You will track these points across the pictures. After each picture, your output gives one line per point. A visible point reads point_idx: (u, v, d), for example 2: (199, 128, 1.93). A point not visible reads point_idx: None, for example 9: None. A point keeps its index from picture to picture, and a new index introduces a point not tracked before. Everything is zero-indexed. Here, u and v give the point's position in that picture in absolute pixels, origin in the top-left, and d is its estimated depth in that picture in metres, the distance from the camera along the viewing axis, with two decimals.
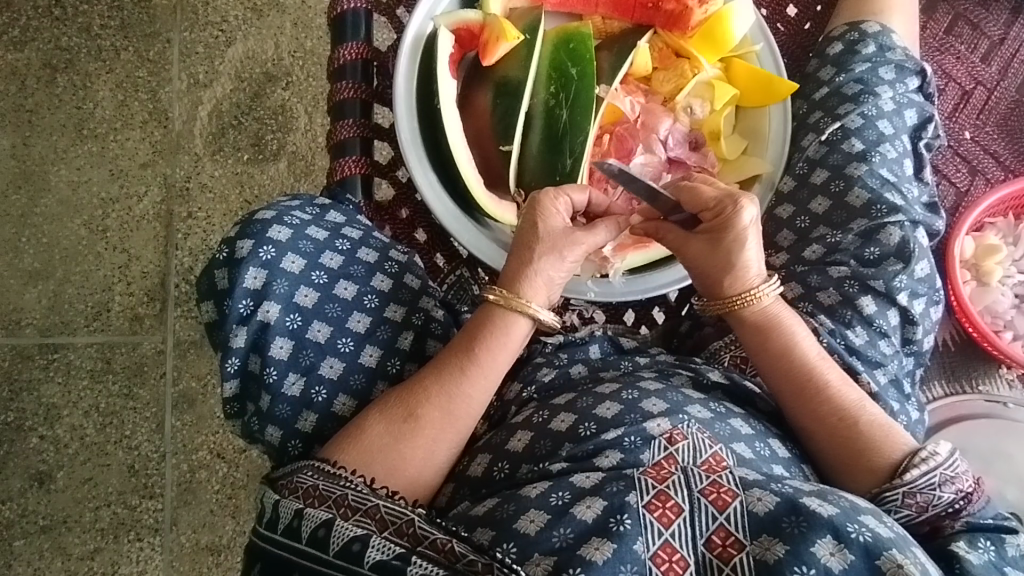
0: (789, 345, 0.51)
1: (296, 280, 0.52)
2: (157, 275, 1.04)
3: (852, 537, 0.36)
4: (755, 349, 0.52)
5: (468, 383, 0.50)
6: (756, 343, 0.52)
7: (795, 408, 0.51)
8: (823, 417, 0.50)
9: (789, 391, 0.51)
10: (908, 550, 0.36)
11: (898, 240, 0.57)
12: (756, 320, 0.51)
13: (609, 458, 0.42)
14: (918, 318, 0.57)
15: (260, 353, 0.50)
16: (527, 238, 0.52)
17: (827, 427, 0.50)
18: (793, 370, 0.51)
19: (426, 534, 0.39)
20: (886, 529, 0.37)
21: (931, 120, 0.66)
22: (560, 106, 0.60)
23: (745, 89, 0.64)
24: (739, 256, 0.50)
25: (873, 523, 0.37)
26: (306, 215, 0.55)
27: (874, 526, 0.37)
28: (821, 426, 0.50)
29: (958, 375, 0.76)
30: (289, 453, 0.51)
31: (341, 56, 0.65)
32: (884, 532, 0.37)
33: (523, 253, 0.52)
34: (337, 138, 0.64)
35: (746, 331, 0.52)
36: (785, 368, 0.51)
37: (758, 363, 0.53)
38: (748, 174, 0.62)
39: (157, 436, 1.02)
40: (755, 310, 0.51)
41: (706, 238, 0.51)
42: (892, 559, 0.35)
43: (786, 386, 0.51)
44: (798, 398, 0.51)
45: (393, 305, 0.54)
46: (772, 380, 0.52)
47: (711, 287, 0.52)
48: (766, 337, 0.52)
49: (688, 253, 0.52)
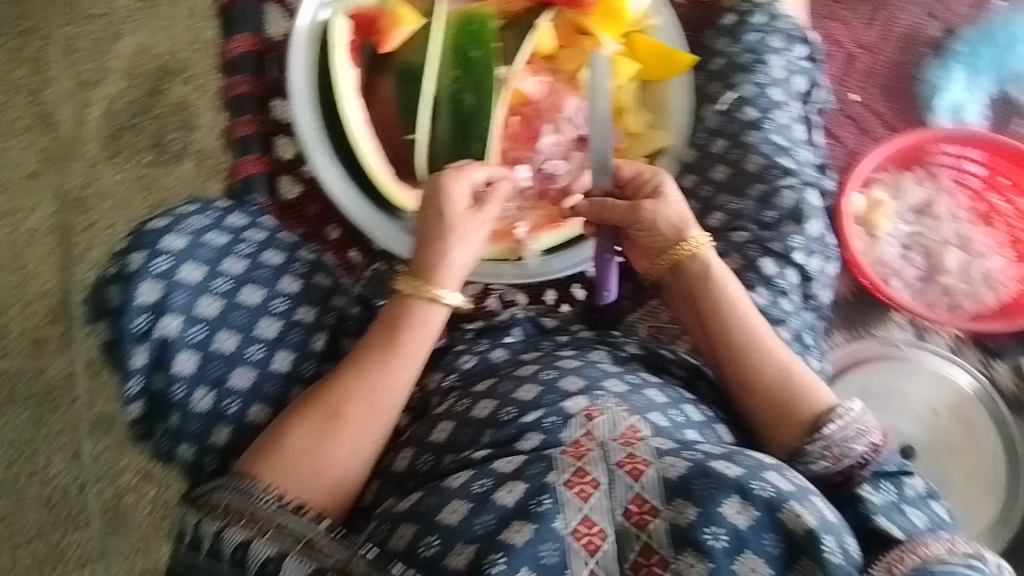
0: (734, 294, 0.54)
1: (195, 291, 0.50)
2: (57, 295, 0.97)
3: (756, 494, 0.38)
4: (710, 301, 0.54)
5: (387, 373, 0.50)
6: (709, 293, 0.54)
7: (730, 367, 0.53)
8: (757, 373, 0.52)
9: (726, 349, 0.53)
10: (808, 500, 0.38)
11: (792, 202, 0.60)
12: (713, 267, 0.55)
13: (530, 440, 0.43)
14: (815, 275, 0.61)
15: (163, 371, 0.48)
16: (432, 226, 0.52)
17: (760, 382, 0.51)
18: (731, 327, 0.53)
19: (332, 551, 0.39)
20: (788, 483, 0.39)
21: (818, 85, 0.68)
22: (464, 90, 0.60)
23: (647, 63, 0.65)
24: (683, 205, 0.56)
25: (776, 478, 0.39)
26: (204, 221, 0.53)
27: (777, 481, 0.39)
28: (754, 383, 0.52)
29: (856, 324, 0.80)
30: (204, 470, 0.49)
31: (234, 50, 0.64)
32: (787, 486, 0.39)
33: (434, 244, 0.52)
34: (236, 134, 0.63)
35: (700, 281, 0.55)
36: (724, 324, 0.53)
37: (705, 319, 0.54)
38: (653, 148, 0.64)
39: (75, 465, 0.96)
40: (707, 257, 0.55)
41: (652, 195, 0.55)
42: (793, 510, 0.37)
43: (723, 346, 0.53)
44: (732, 358, 0.53)
45: (304, 306, 0.53)
46: (710, 339, 0.54)
47: (668, 237, 0.55)
48: (721, 285, 0.54)
49: (642, 210, 0.55)
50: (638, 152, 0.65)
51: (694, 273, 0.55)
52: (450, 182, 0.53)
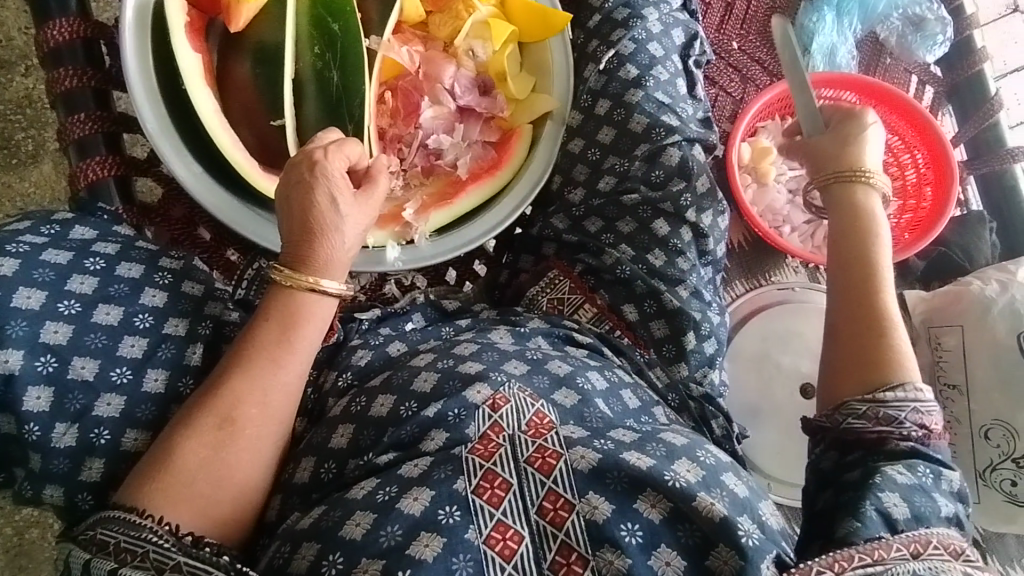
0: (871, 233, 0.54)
1: (37, 317, 0.43)
2: None
3: (670, 487, 0.38)
4: (842, 234, 0.55)
5: (281, 370, 0.45)
6: (847, 227, 0.55)
7: (838, 309, 0.52)
8: (851, 319, 0.51)
9: (843, 288, 0.53)
10: (716, 486, 0.39)
11: (678, 159, 0.60)
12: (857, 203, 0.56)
13: (435, 440, 0.41)
14: (708, 230, 0.60)
15: (11, 412, 0.42)
16: (324, 215, 0.48)
17: (849, 330, 0.51)
18: (855, 268, 0.53)
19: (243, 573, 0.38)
20: (697, 470, 0.40)
21: (697, 37, 0.68)
22: (330, 67, 0.55)
23: (523, 24, 0.62)
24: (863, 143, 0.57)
25: (684, 469, 0.40)
26: (41, 236, 0.47)
27: (685, 472, 0.39)
28: (846, 329, 0.51)
29: (755, 272, 0.82)
30: (81, 508, 0.45)
31: (48, 38, 0.54)
32: (694, 476, 0.39)
33: (327, 233, 0.48)
34: (69, 137, 0.55)
35: (843, 216, 0.55)
36: (850, 261, 0.53)
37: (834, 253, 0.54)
38: (540, 113, 0.62)
39: None
40: (865, 195, 0.56)
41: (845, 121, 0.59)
42: (704, 500, 0.38)
43: (847, 280, 0.53)
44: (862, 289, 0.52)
45: (174, 319, 0.48)
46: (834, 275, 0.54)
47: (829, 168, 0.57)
48: (857, 223, 0.55)
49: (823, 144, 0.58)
50: (524, 118, 0.63)
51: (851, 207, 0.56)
52: (330, 161, 0.48)
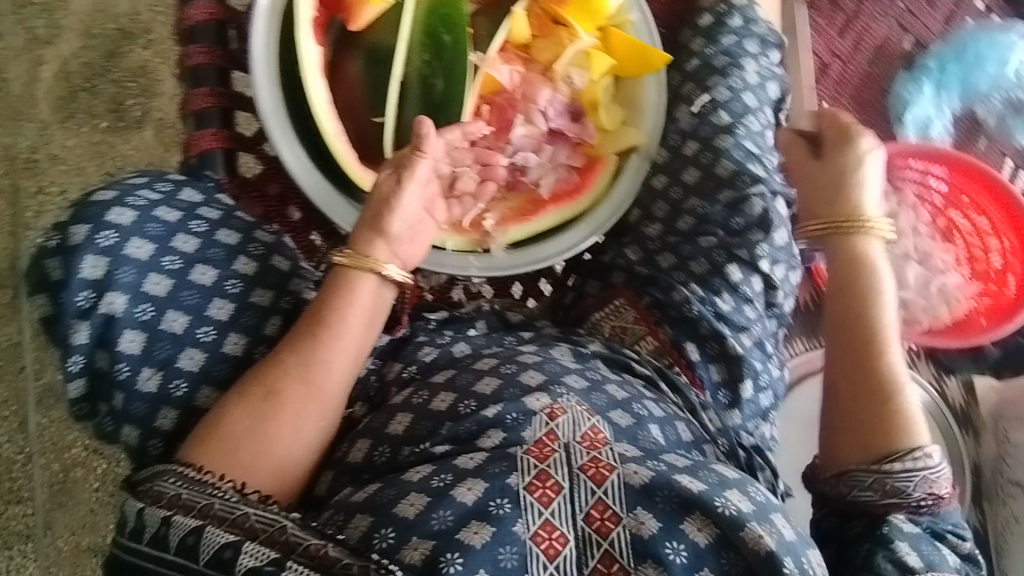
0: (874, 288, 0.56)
1: (143, 267, 0.47)
2: (6, 260, 0.93)
3: (718, 512, 0.38)
4: (842, 296, 0.56)
5: (324, 351, 0.48)
6: (852, 284, 0.56)
7: (840, 373, 0.54)
8: (856, 386, 0.53)
9: (846, 351, 0.54)
10: (766, 520, 0.39)
11: (761, 210, 0.60)
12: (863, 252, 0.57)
13: (492, 438, 0.42)
14: (779, 283, 0.61)
15: (108, 349, 0.46)
16: (383, 183, 0.51)
17: (853, 396, 0.53)
18: (858, 329, 0.55)
19: (300, 539, 0.38)
20: (749, 501, 0.40)
21: (791, 92, 0.69)
22: (436, 76, 0.58)
23: (622, 60, 0.64)
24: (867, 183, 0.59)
25: (737, 497, 0.40)
26: (155, 193, 0.51)
27: (737, 501, 0.39)
28: (848, 393, 0.53)
29: (816, 332, 0.81)
30: (149, 454, 0.47)
31: (189, 17, 0.59)
32: (746, 506, 0.39)
33: (381, 200, 0.51)
34: (191, 107, 0.59)
35: (846, 270, 0.57)
36: (858, 323, 0.55)
37: (835, 317, 0.56)
38: (625, 146, 0.63)
39: (20, 437, 0.93)
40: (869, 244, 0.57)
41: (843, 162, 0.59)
42: (753, 530, 0.38)
43: (849, 344, 0.54)
44: (854, 357, 0.54)
45: (260, 289, 0.51)
46: (836, 340, 0.55)
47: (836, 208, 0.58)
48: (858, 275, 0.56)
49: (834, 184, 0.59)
50: (609, 148, 0.64)
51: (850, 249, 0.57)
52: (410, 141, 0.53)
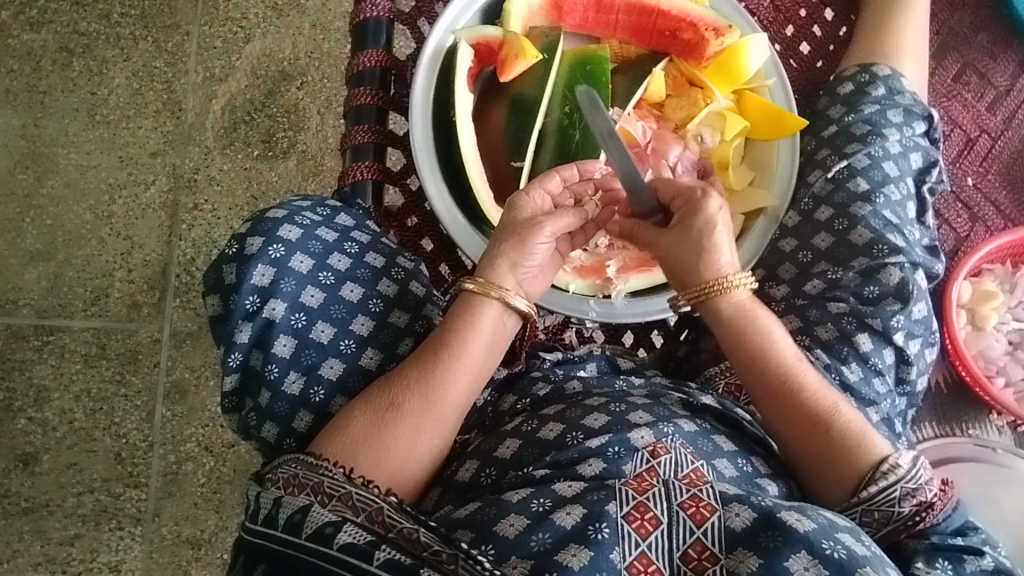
0: (760, 337, 0.53)
1: (302, 280, 0.52)
2: (159, 264, 1.04)
3: (826, 553, 0.37)
4: (733, 345, 0.54)
5: (444, 370, 0.50)
6: (731, 336, 0.53)
7: (772, 412, 0.52)
8: (795, 422, 0.51)
9: (767, 395, 0.52)
10: (882, 568, 0.37)
11: (898, 280, 0.59)
12: (728, 311, 0.54)
13: (591, 466, 0.43)
14: (912, 358, 0.59)
15: (262, 349, 0.51)
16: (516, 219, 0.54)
17: (800, 433, 0.50)
18: (761, 373, 0.52)
19: (394, 522, 0.40)
20: (862, 547, 0.38)
21: (935, 164, 0.67)
22: (573, 126, 0.62)
23: (756, 121, 0.65)
24: (711, 240, 0.53)
25: (849, 540, 0.38)
26: (317, 216, 0.56)
27: (850, 544, 0.38)
28: (794, 433, 0.51)
29: (948, 417, 0.77)
30: (283, 451, 0.51)
31: (360, 62, 0.66)
32: (859, 549, 0.38)
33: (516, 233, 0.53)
34: (350, 142, 0.65)
35: (728, 322, 0.54)
36: (763, 371, 0.52)
37: (737, 362, 0.54)
38: (754, 208, 0.63)
39: (146, 425, 1.01)
40: (727, 301, 0.54)
41: (682, 224, 0.54)
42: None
43: (765, 388, 0.52)
44: (773, 393, 0.52)
45: (397, 310, 0.55)
46: (750, 383, 0.53)
47: (688, 276, 0.54)
48: (740, 329, 0.53)
49: (662, 244, 0.55)
50: (735, 208, 0.64)
51: (724, 319, 0.54)
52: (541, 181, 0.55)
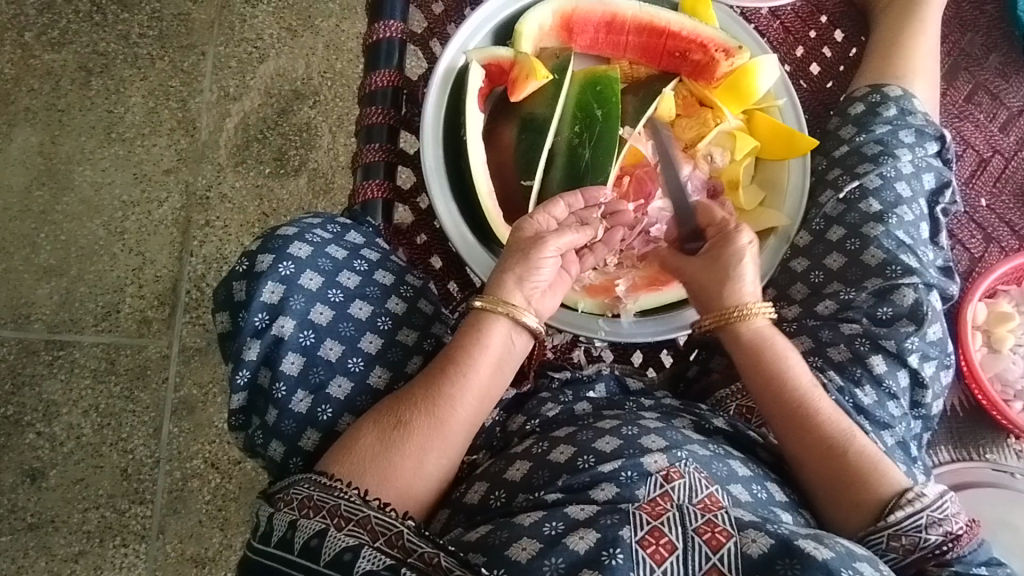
0: (777, 360, 0.54)
1: (312, 297, 0.52)
2: (170, 280, 1.05)
3: None
4: (751, 368, 0.55)
5: (453, 389, 0.50)
6: (749, 358, 0.55)
7: (787, 435, 0.52)
8: (809, 444, 0.51)
9: (781, 417, 0.52)
10: None
11: (912, 301, 0.58)
12: (750, 334, 0.55)
13: (605, 491, 0.42)
14: (928, 381, 0.58)
15: (271, 367, 0.51)
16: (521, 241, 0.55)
17: (814, 455, 0.51)
18: (777, 397, 0.53)
19: (416, 547, 0.39)
20: None
21: (949, 185, 0.66)
22: (584, 145, 0.62)
23: (766, 141, 0.65)
24: (738, 270, 0.57)
25: (868, 571, 0.37)
26: (327, 233, 0.56)
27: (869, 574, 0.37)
28: (809, 455, 0.51)
29: (965, 441, 0.75)
30: (290, 470, 0.51)
31: (372, 83, 0.66)
32: None
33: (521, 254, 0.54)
34: (361, 160, 0.66)
35: (743, 344, 0.56)
36: (778, 393, 0.53)
37: (752, 385, 0.55)
38: (765, 227, 0.63)
39: (153, 441, 1.01)
40: (749, 326, 0.56)
41: (711, 254, 0.58)
42: None
43: (780, 409, 0.53)
44: (791, 422, 0.52)
45: (406, 328, 0.55)
46: (765, 404, 0.54)
47: (714, 301, 0.57)
48: (759, 351, 0.55)
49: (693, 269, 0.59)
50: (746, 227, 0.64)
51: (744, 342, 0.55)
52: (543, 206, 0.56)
